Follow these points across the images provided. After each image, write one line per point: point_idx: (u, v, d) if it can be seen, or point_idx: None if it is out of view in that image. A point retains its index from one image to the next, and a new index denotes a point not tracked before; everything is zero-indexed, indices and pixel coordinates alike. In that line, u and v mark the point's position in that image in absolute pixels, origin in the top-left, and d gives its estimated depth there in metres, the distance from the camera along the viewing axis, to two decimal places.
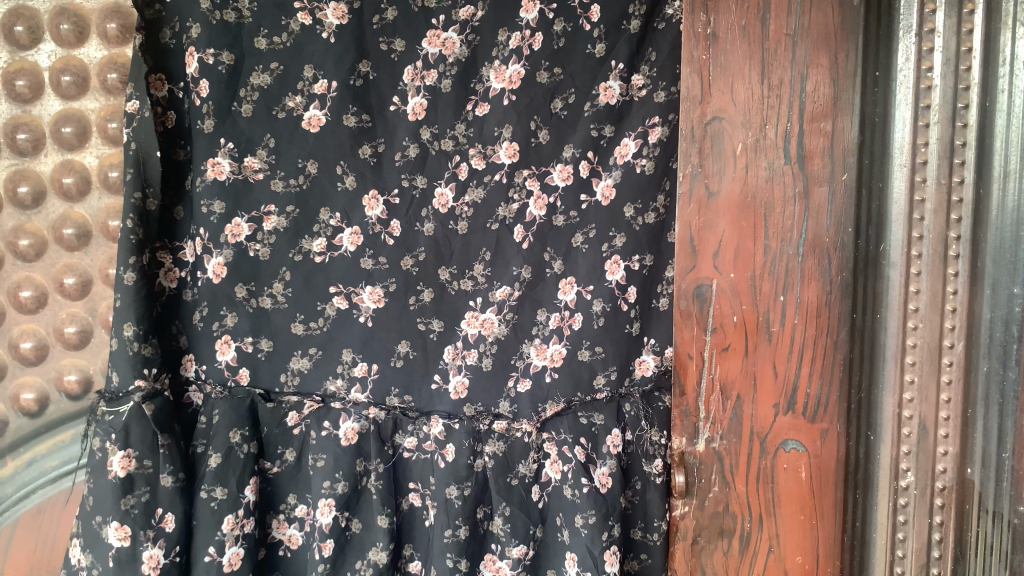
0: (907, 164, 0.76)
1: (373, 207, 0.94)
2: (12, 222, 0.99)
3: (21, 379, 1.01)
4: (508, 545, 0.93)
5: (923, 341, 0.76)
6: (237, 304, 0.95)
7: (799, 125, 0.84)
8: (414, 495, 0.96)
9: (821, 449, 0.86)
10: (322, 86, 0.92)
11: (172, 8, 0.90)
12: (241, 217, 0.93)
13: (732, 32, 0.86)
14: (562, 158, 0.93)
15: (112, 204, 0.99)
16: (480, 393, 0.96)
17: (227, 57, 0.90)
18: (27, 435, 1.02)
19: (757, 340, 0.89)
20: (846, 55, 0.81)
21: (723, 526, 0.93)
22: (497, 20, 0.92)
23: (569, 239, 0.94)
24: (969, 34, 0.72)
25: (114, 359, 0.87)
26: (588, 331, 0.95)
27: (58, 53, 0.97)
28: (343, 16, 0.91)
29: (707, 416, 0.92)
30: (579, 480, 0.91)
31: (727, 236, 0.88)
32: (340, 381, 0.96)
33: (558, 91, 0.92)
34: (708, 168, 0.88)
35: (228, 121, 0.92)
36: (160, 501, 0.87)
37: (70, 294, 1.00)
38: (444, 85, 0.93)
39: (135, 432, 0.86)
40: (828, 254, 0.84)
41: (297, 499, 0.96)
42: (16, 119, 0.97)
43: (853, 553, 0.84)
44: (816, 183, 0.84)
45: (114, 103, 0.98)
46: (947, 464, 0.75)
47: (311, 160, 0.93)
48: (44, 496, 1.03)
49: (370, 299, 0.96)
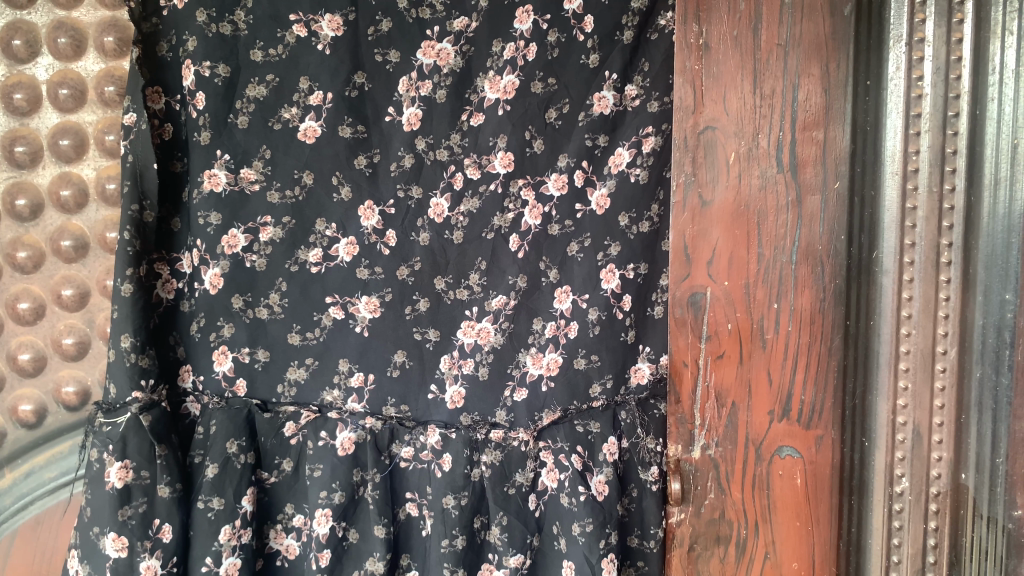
0: (898, 172, 0.76)
1: (369, 217, 0.95)
2: (10, 234, 0.99)
3: (19, 391, 1.01)
4: (505, 554, 0.93)
5: (916, 347, 0.76)
6: (234, 314, 0.95)
7: (792, 134, 0.86)
8: (410, 505, 0.96)
9: (815, 455, 0.88)
10: (317, 97, 0.93)
11: (169, 21, 0.90)
12: (238, 228, 0.94)
13: (724, 42, 0.87)
14: (556, 168, 0.94)
15: (110, 216, 1.00)
16: (476, 402, 0.96)
17: (223, 69, 0.91)
18: (25, 446, 1.02)
19: (751, 347, 0.90)
20: (837, 65, 0.83)
21: (719, 533, 0.93)
22: (491, 31, 0.92)
23: (565, 248, 0.95)
24: (959, 42, 0.72)
25: (111, 370, 0.87)
26: (583, 339, 0.95)
27: (55, 66, 0.98)
28: (338, 28, 0.92)
29: (702, 424, 0.92)
30: (575, 488, 0.92)
31: (721, 244, 0.89)
32: (337, 392, 0.96)
33: (552, 101, 0.93)
34: (702, 177, 0.89)
35: (225, 132, 0.92)
36: (157, 512, 0.87)
37: (68, 306, 1.00)
38: (439, 95, 0.93)
39: (132, 443, 0.86)
40: (821, 262, 0.86)
41: (295, 508, 0.96)
42: (13, 132, 0.98)
43: (849, 559, 0.84)
44: (809, 192, 0.85)
45: (112, 115, 0.99)
46: (941, 470, 0.75)
47: (306, 171, 0.94)
48: (42, 507, 1.03)
49: (365, 308, 0.96)
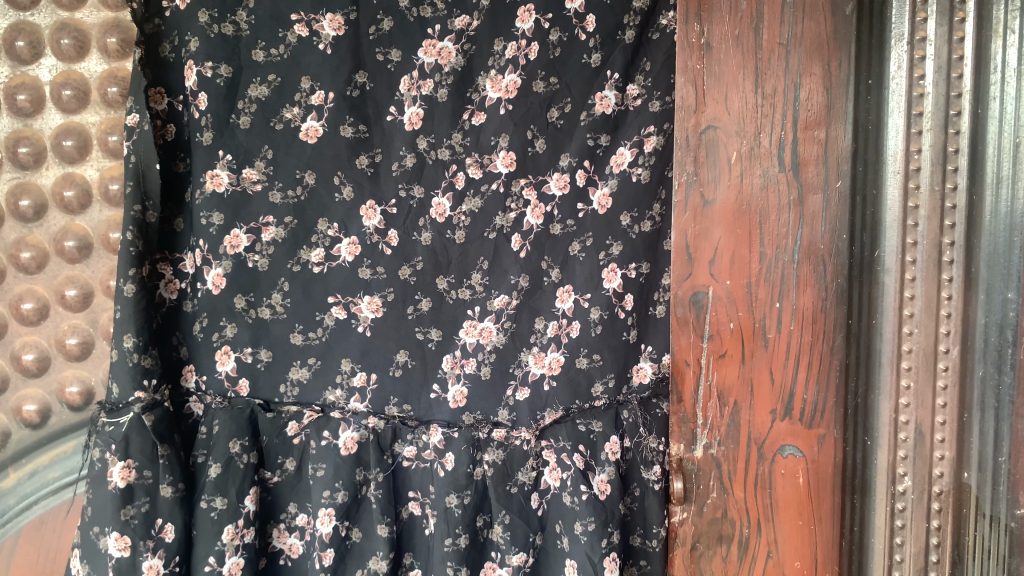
0: (900, 170, 0.76)
1: (371, 216, 0.95)
2: (14, 234, 1.00)
3: (23, 391, 1.02)
4: (508, 552, 0.93)
5: (918, 345, 0.76)
6: (236, 314, 0.95)
7: (794, 133, 0.86)
8: (413, 504, 0.96)
9: (817, 454, 0.88)
10: (318, 97, 0.93)
11: (171, 21, 0.91)
12: (240, 228, 0.94)
13: (726, 41, 0.87)
14: (558, 167, 0.94)
15: (113, 216, 1.00)
16: (478, 402, 0.97)
17: (225, 70, 0.91)
18: (29, 446, 1.03)
19: (753, 346, 0.90)
20: (838, 64, 0.83)
21: (722, 532, 0.94)
22: (492, 30, 0.92)
23: (567, 248, 0.95)
24: (960, 41, 0.72)
25: (114, 370, 0.87)
26: (585, 339, 0.95)
27: (58, 67, 0.98)
28: (339, 28, 0.92)
29: (704, 423, 0.93)
30: (578, 487, 0.92)
31: (723, 244, 0.89)
32: (339, 391, 0.96)
33: (554, 101, 0.93)
34: (704, 176, 0.89)
35: (226, 132, 0.92)
36: (159, 512, 0.87)
37: (72, 306, 1.01)
38: (441, 94, 0.93)
39: (135, 443, 0.86)
40: (823, 262, 0.86)
41: (298, 508, 0.96)
42: (17, 132, 0.98)
43: (851, 558, 0.84)
44: (810, 192, 0.85)
45: (115, 116, 0.99)
46: (943, 469, 0.75)
47: (308, 171, 0.94)
48: (46, 507, 1.03)
49: (368, 308, 0.96)
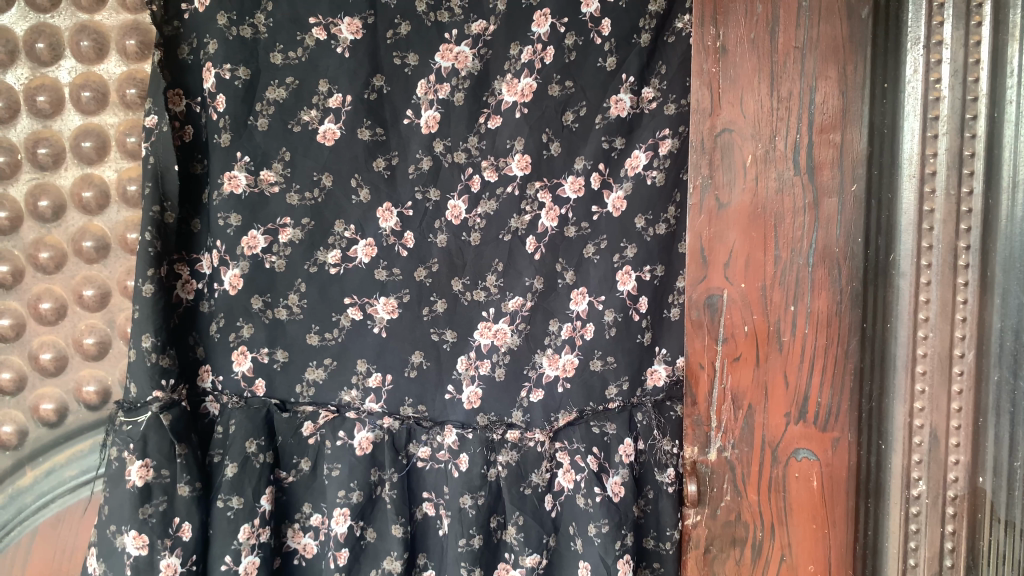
0: (915, 175, 0.76)
1: (387, 219, 0.96)
2: (33, 234, 1.01)
3: (40, 390, 1.03)
4: (522, 553, 0.94)
5: (933, 350, 0.75)
6: (252, 315, 0.96)
7: (809, 137, 0.86)
8: (427, 504, 0.97)
9: (832, 458, 0.88)
10: (336, 100, 0.93)
11: (190, 24, 0.91)
12: (257, 229, 0.94)
13: (742, 45, 0.87)
14: (573, 170, 0.94)
15: (132, 217, 1.01)
16: (492, 403, 0.97)
17: (243, 72, 0.92)
18: (46, 444, 1.03)
19: (768, 350, 0.90)
20: (854, 68, 0.83)
21: (735, 535, 0.94)
22: (508, 34, 0.93)
23: (581, 250, 0.95)
24: (977, 45, 0.72)
25: (131, 370, 0.88)
26: (599, 341, 0.96)
27: (77, 69, 0.99)
28: (357, 31, 0.93)
29: (719, 425, 0.93)
30: (591, 489, 0.92)
31: (738, 246, 0.90)
32: (354, 392, 0.97)
33: (570, 104, 0.93)
34: (718, 179, 0.89)
35: (245, 134, 0.93)
36: (177, 510, 0.88)
37: (90, 306, 1.02)
38: (457, 98, 0.94)
39: (153, 441, 0.87)
40: (837, 265, 0.86)
41: (312, 508, 0.96)
42: (37, 133, 0.99)
43: (865, 562, 0.83)
44: (825, 195, 0.86)
45: (134, 117, 1.00)
46: (959, 473, 0.74)
47: (325, 173, 0.95)
48: (63, 505, 1.04)
49: (383, 309, 0.97)
